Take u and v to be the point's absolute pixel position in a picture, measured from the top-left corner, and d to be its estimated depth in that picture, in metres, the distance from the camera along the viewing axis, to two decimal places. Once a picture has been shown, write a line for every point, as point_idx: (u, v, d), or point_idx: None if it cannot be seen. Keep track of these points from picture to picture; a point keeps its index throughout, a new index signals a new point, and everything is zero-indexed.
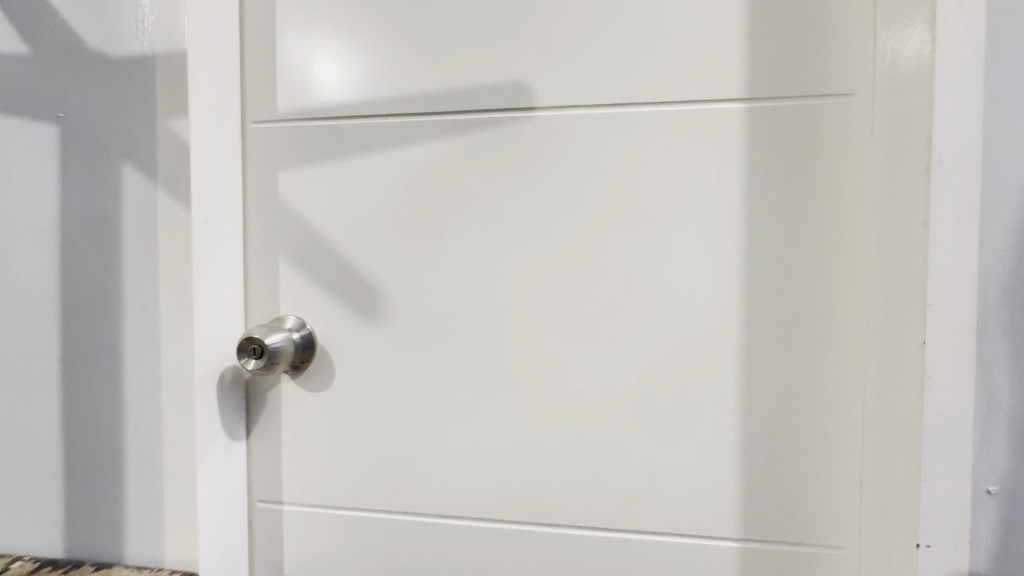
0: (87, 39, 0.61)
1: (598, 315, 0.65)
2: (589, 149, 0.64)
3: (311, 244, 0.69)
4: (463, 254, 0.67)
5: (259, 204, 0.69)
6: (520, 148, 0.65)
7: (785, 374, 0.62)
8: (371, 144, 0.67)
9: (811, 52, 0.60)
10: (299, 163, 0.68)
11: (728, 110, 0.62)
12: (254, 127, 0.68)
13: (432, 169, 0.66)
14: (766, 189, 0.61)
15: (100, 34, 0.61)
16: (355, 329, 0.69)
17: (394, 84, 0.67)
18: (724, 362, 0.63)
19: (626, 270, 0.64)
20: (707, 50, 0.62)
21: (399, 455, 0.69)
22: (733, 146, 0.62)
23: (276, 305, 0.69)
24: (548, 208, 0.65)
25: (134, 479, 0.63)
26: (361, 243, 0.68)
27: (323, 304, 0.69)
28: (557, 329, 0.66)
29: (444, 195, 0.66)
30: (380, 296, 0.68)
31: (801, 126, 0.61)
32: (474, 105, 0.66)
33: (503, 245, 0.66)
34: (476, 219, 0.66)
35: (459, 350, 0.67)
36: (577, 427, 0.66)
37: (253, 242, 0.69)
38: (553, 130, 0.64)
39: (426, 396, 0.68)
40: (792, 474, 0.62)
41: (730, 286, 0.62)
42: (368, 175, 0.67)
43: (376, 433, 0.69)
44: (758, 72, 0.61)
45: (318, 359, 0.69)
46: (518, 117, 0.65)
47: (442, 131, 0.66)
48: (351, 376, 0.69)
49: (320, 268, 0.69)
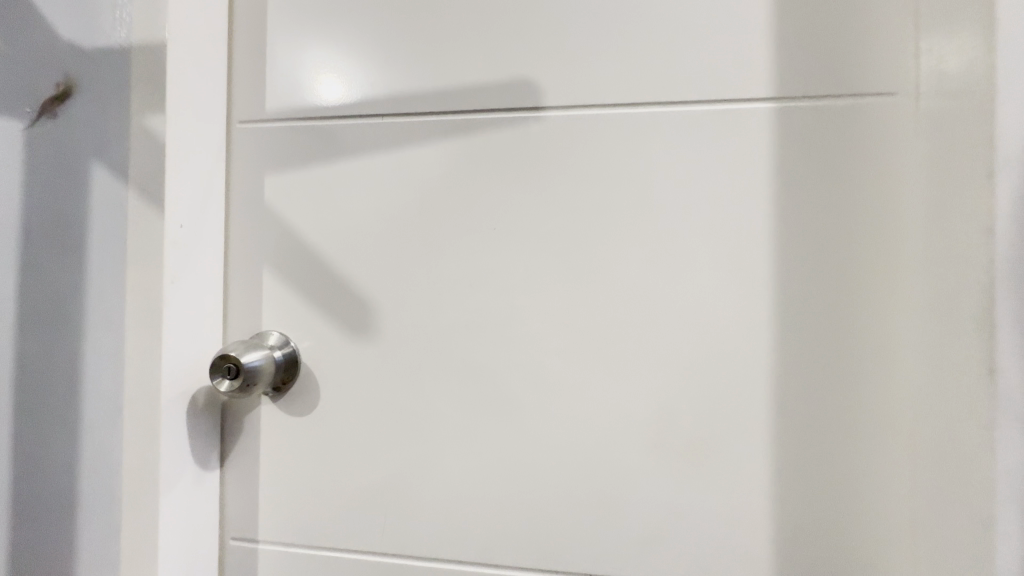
0: (62, 31, 0.57)
1: (611, 335, 0.59)
2: (602, 153, 0.58)
3: (297, 253, 0.63)
4: (462, 266, 0.61)
5: (241, 212, 0.63)
6: (526, 150, 0.60)
7: (822, 404, 0.55)
8: (364, 147, 0.62)
9: (845, 50, 0.55)
10: (286, 166, 0.63)
11: (754, 112, 0.56)
12: (239, 129, 0.63)
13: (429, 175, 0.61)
14: (797, 197, 0.56)
15: (77, 26, 0.57)
16: (343, 347, 0.63)
17: (391, 83, 0.62)
18: (752, 389, 0.56)
19: (642, 285, 0.58)
20: (732, 48, 0.57)
21: (388, 489, 0.62)
22: (760, 150, 0.56)
23: (258, 320, 0.64)
24: (556, 216, 0.59)
25: (88, 515, 0.56)
26: (351, 253, 0.62)
27: (309, 319, 0.63)
28: (565, 350, 0.59)
29: (443, 202, 0.61)
30: (371, 312, 0.62)
31: (835, 129, 0.55)
32: (477, 106, 0.60)
33: (506, 256, 0.60)
34: (478, 228, 0.60)
35: (457, 372, 0.61)
36: (588, 461, 0.59)
37: (234, 251, 0.64)
38: (563, 132, 0.59)
39: (419, 423, 0.61)
40: (832, 519, 0.55)
41: (758, 304, 0.56)
42: (360, 180, 0.62)
43: (364, 463, 0.62)
44: (787, 71, 0.56)
45: (301, 380, 0.63)
46: (524, 117, 0.60)
47: (441, 132, 0.61)
48: (337, 399, 0.63)
49: (305, 281, 0.63)
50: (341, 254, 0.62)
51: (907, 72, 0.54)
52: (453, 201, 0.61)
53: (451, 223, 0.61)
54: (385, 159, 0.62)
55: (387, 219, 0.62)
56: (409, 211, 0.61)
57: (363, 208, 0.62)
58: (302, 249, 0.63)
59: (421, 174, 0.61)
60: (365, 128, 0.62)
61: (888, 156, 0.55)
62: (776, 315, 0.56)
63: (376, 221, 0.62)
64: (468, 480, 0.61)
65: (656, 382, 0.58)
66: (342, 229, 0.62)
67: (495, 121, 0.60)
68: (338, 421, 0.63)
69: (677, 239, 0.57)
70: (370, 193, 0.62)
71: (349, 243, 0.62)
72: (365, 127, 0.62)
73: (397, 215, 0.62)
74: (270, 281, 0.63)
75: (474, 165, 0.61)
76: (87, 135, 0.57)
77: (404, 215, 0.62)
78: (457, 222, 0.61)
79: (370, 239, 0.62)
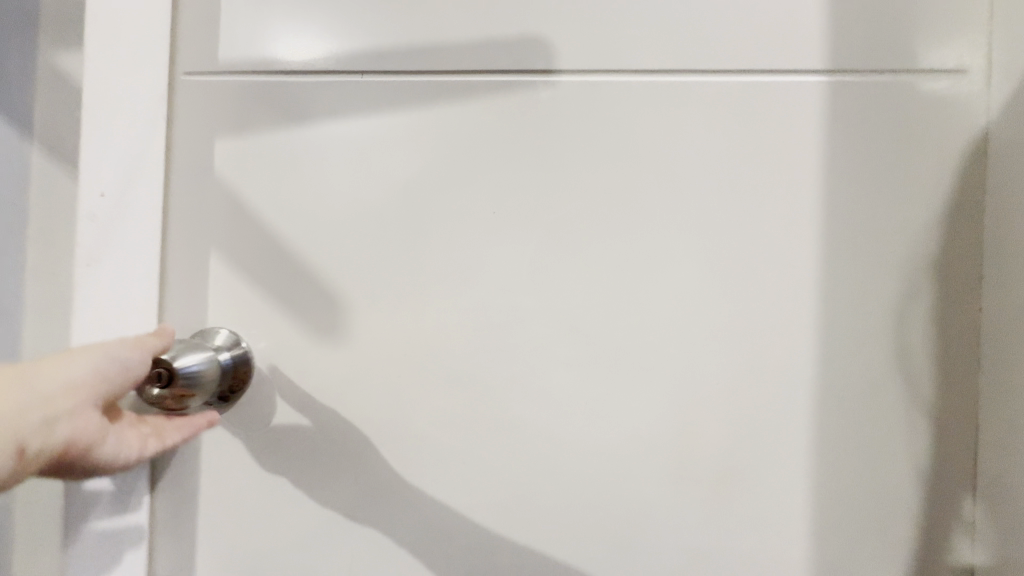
0: None
1: (630, 342, 0.50)
2: (622, 129, 0.50)
3: (254, 235, 0.52)
4: (455, 256, 0.51)
5: (182, 183, 0.52)
6: (534, 121, 0.50)
7: (870, 424, 0.49)
8: (336, 111, 0.52)
9: (909, 19, 0.48)
10: (242, 129, 0.52)
11: (803, 86, 0.48)
12: (183, 82, 0.52)
13: (413, 147, 0.51)
14: (849, 188, 0.49)
15: None
16: (307, 349, 0.52)
17: (372, 34, 0.51)
18: (789, 408, 0.49)
19: (664, 285, 0.50)
20: (779, 11, 0.48)
21: (360, 518, 0.52)
22: (809, 132, 0.48)
23: (204, 315, 0.53)
24: (568, 199, 0.50)
25: None
26: (322, 236, 0.52)
27: (266, 314, 0.52)
28: (574, 359, 0.50)
29: (434, 179, 0.51)
30: (343, 308, 0.52)
31: (897, 109, 0.48)
32: (476, 66, 0.51)
33: (508, 245, 0.51)
34: (475, 211, 0.51)
35: (445, 381, 0.51)
36: (598, 489, 0.50)
37: (176, 231, 0.53)
38: (578, 101, 0.50)
39: (396, 442, 0.52)
40: (878, 554, 0.48)
41: (797, 310, 0.49)
42: (335, 149, 0.52)
43: (330, 488, 0.52)
44: (844, 39, 0.48)
45: (255, 387, 0.53)
46: (532, 82, 0.50)
47: (432, 95, 0.51)
48: (299, 412, 0.52)
49: (260, 269, 0.52)
50: (304, 239, 0.52)
51: (978, 48, 0.48)
52: (442, 178, 0.51)
53: (439, 205, 0.51)
54: (363, 127, 0.52)
55: (361, 198, 0.52)
56: (389, 188, 0.51)
57: (334, 184, 0.52)
58: (257, 230, 0.52)
59: (403, 146, 0.51)
60: (339, 87, 0.52)
61: (958, 143, 0.48)
62: (815, 324, 0.48)
63: (348, 201, 0.52)
64: (453, 511, 0.51)
65: (677, 398, 0.49)
66: (307, 208, 0.52)
67: (496, 86, 0.51)
68: (299, 437, 0.52)
69: (704, 233, 0.49)
70: (341, 166, 0.52)
71: (315, 226, 0.52)
72: (337, 87, 0.52)
73: (374, 193, 0.52)
74: (216, 268, 0.52)
75: (467, 137, 0.51)
76: (18, 94, 0.49)
77: (383, 194, 0.51)
78: (448, 204, 0.51)
79: (340, 222, 0.52)
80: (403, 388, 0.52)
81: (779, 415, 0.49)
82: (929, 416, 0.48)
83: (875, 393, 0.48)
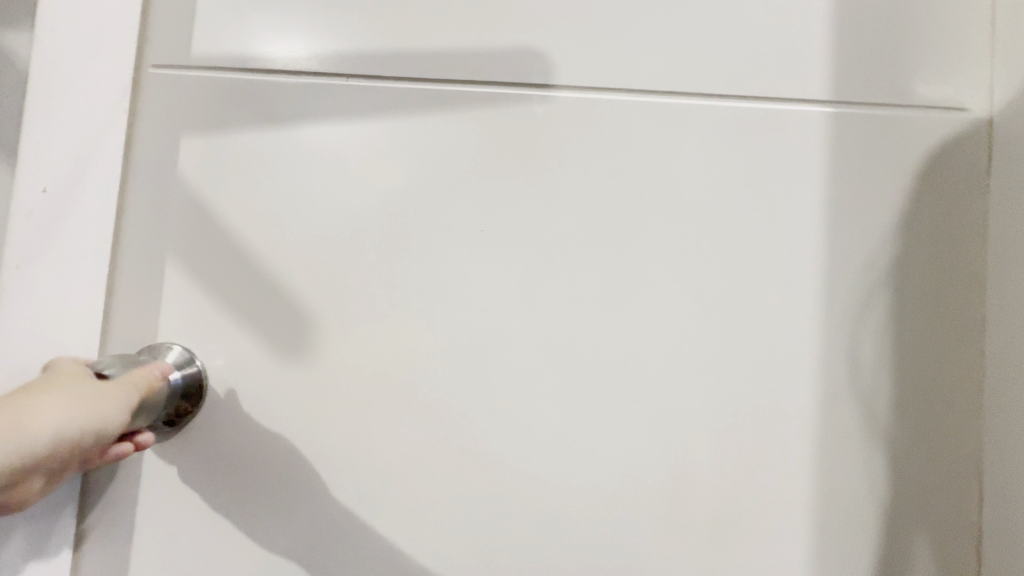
0: None
1: (622, 374, 0.47)
2: (619, 151, 0.47)
3: (219, 242, 0.48)
4: (438, 274, 0.47)
5: (139, 183, 0.48)
6: (528, 136, 0.48)
7: (870, 468, 0.46)
8: (314, 116, 0.48)
9: (912, 54, 0.47)
10: (212, 127, 0.48)
11: (806, 115, 0.47)
12: (150, 75, 0.48)
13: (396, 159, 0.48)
14: (852, 220, 0.47)
15: None
16: (269, 369, 0.47)
17: (359, 35, 0.48)
18: (787, 448, 0.46)
19: (654, 317, 0.47)
20: (785, 38, 0.47)
21: (319, 560, 0.47)
22: (812, 161, 0.47)
23: (155, 328, 0.48)
24: (561, 219, 0.47)
25: None
26: (293, 246, 0.48)
27: (225, 330, 0.48)
28: (562, 390, 0.47)
29: (419, 191, 0.48)
30: (312, 325, 0.47)
31: (899, 144, 0.47)
32: (469, 76, 0.48)
33: (495, 265, 0.47)
34: (461, 228, 0.48)
35: (422, 409, 0.47)
36: (583, 533, 0.46)
37: (131, 234, 0.48)
38: (575, 117, 0.48)
39: (364, 475, 0.47)
40: None
41: (797, 345, 0.46)
42: (313, 153, 0.48)
43: (288, 524, 0.47)
44: (847, 69, 0.47)
45: (208, 410, 0.47)
46: (528, 95, 0.48)
47: (422, 103, 0.48)
48: (254, 441, 0.47)
49: (220, 279, 0.48)
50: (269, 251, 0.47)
51: (979, 87, 0.47)
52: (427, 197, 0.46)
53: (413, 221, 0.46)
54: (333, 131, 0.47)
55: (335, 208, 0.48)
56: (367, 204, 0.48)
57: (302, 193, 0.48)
58: (219, 240, 0.48)
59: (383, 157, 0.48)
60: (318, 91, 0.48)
61: (959, 181, 0.47)
62: (815, 360, 0.46)
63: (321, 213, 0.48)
64: (419, 557, 0.46)
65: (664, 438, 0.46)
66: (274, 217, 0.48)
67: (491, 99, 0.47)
68: (251, 472, 0.47)
69: (699, 261, 0.47)
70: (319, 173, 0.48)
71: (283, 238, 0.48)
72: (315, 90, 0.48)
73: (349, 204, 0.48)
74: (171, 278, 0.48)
75: (456, 152, 0.48)
76: None
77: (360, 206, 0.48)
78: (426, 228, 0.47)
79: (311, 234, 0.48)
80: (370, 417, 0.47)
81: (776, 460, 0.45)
82: (930, 460, 0.46)
83: (872, 435, 0.46)
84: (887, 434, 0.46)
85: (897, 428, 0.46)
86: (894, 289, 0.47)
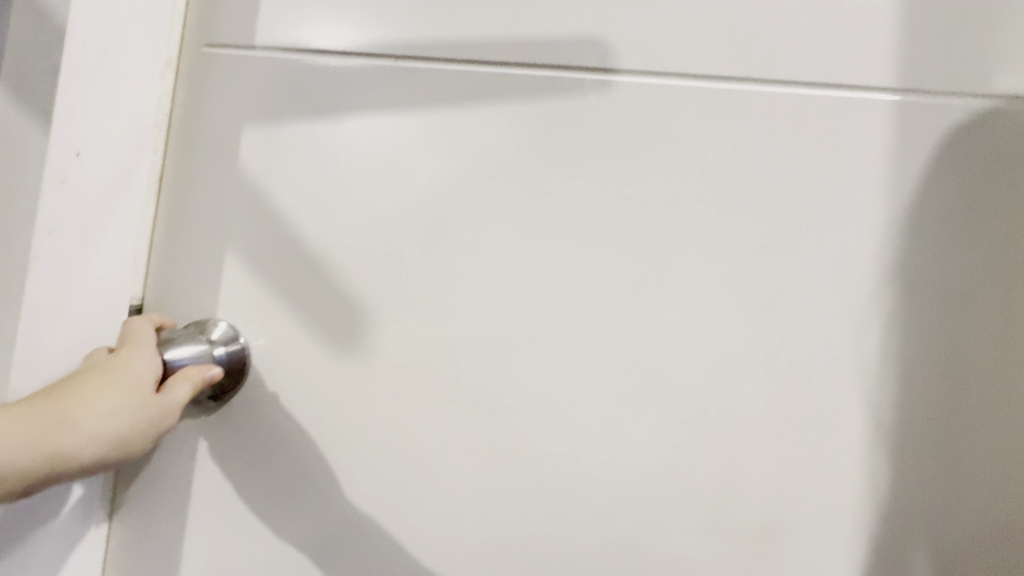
0: None
1: (667, 372, 0.45)
2: (672, 138, 0.46)
3: (265, 222, 0.48)
4: (481, 262, 0.47)
5: (190, 160, 0.49)
6: (580, 123, 0.46)
7: (935, 487, 0.43)
8: (356, 95, 0.48)
9: (1001, 45, 0.44)
10: (264, 108, 0.49)
11: (877, 107, 0.44)
12: (207, 56, 0.49)
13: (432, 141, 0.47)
14: (925, 221, 0.44)
15: None
16: (310, 352, 0.48)
17: (412, 18, 0.48)
18: (843, 460, 0.44)
19: (700, 309, 0.45)
20: (857, 24, 0.44)
21: (350, 545, 0.47)
22: (882, 158, 0.44)
23: (202, 305, 0.49)
24: (610, 210, 0.46)
25: None
26: (336, 229, 0.48)
27: (269, 310, 0.48)
28: (603, 387, 0.45)
29: (465, 177, 0.47)
30: (353, 309, 0.47)
31: (980, 142, 0.44)
32: (521, 61, 0.47)
33: (540, 255, 0.46)
34: (506, 216, 0.47)
35: (459, 400, 0.46)
36: (619, 535, 0.45)
37: (183, 212, 0.49)
38: (630, 105, 0.46)
39: (398, 461, 0.47)
40: None
41: (858, 351, 0.44)
42: (362, 137, 0.48)
43: (322, 508, 0.47)
44: (926, 60, 0.44)
45: (249, 390, 0.48)
46: (581, 82, 0.46)
47: (473, 88, 0.47)
48: (292, 422, 0.48)
49: (266, 259, 0.48)
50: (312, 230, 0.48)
51: None
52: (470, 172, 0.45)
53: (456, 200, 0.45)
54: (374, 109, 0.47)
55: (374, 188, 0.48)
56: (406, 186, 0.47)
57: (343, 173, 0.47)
58: (261, 216, 0.48)
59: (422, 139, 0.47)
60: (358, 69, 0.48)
61: None
62: (877, 368, 0.43)
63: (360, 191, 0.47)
64: (449, 546, 0.46)
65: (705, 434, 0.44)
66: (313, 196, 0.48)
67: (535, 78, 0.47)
68: (284, 444, 0.48)
69: (754, 257, 0.45)
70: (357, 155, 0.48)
71: (323, 216, 0.48)
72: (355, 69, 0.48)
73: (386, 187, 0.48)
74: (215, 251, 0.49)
75: (498, 136, 0.47)
76: None
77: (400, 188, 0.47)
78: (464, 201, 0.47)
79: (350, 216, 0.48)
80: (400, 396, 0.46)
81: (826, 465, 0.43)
82: (1002, 483, 0.43)
83: (938, 451, 0.43)
84: (954, 452, 0.43)
85: (966, 446, 0.43)
86: (966, 294, 0.44)
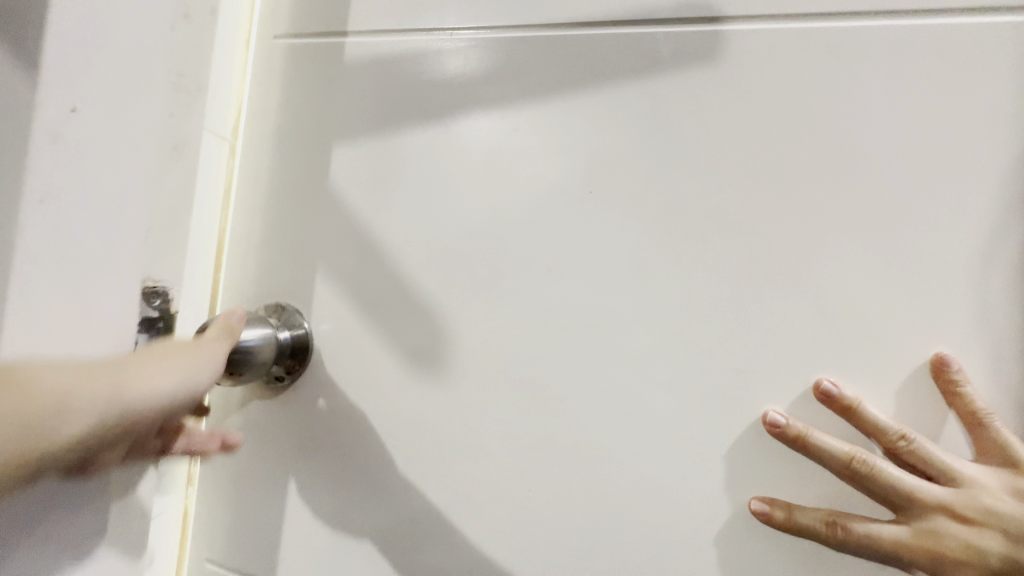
0: None
1: (751, 368, 0.38)
2: (765, 95, 0.39)
3: (325, 204, 0.49)
4: (536, 242, 0.43)
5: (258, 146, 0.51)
6: (654, 85, 0.41)
7: None
8: (412, 68, 0.47)
9: None
10: (328, 91, 0.49)
11: None
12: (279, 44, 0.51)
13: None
14: None
15: None
16: (365, 336, 0.47)
17: None
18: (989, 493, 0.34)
19: (794, 296, 0.38)
20: None
21: (395, 537, 0.46)
22: None
23: (267, 289, 0.50)
24: (686, 181, 0.40)
25: None
26: (391, 208, 0.47)
27: (328, 294, 0.48)
28: (672, 382, 0.40)
29: (523, 150, 0.44)
30: (406, 291, 0.46)
31: None
32: (589, 20, 0.43)
33: (601, 234, 0.42)
34: (566, 191, 0.43)
35: (510, 389, 0.43)
36: (682, 552, 0.39)
37: (251, 198, 0.51)
38: (714, 61, 0.40)
39: (448, 452, 0.45)
40: None
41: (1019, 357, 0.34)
42: (420, 113, 0.47)
43: (372, 495, 0.46)
44: None
45: (307, 373, 0.49)
46: (657, 38, 0.41)
47: (537, 54, 0.44)
48: (346, 408, 0.48)
49: (325, 241, 0.49)
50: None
51: None
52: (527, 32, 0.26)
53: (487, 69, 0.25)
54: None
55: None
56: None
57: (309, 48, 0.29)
58: (309, 195, 0.49)
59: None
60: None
61: None
62: None
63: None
64: (495, 546, 0.43)
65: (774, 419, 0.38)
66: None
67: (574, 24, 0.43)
68: (337, 426, 0.48)
69: (868, 234, 0.37)
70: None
71: (365, 191, 0.48)
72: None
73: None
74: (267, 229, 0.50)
75: (559, 104, 0.43)
76: None
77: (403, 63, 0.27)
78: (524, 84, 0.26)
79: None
80: (444, 372, 0.45)
81: (960, 480, 0.34)
82: None
83: None
84: None
85: None
86: None
